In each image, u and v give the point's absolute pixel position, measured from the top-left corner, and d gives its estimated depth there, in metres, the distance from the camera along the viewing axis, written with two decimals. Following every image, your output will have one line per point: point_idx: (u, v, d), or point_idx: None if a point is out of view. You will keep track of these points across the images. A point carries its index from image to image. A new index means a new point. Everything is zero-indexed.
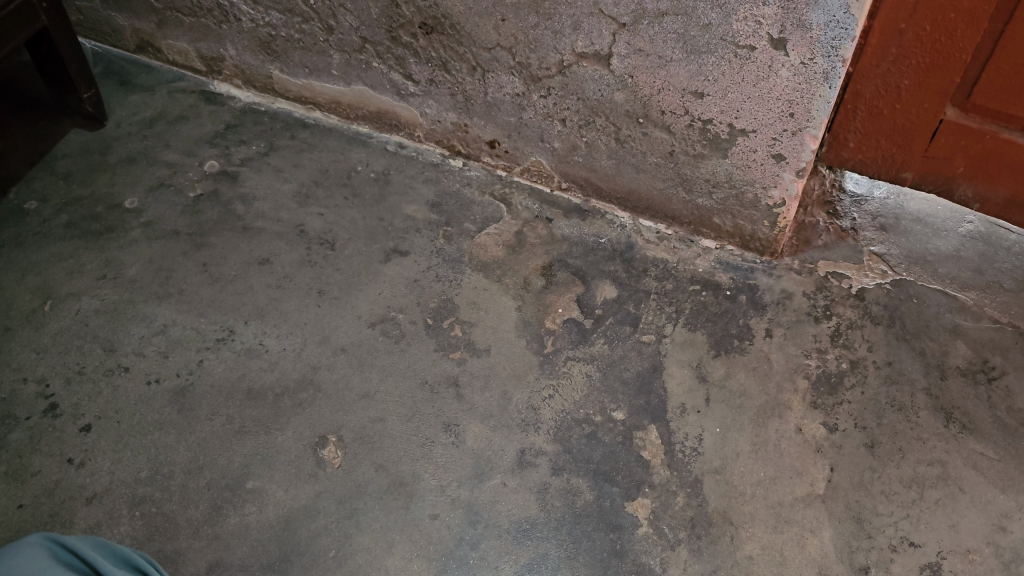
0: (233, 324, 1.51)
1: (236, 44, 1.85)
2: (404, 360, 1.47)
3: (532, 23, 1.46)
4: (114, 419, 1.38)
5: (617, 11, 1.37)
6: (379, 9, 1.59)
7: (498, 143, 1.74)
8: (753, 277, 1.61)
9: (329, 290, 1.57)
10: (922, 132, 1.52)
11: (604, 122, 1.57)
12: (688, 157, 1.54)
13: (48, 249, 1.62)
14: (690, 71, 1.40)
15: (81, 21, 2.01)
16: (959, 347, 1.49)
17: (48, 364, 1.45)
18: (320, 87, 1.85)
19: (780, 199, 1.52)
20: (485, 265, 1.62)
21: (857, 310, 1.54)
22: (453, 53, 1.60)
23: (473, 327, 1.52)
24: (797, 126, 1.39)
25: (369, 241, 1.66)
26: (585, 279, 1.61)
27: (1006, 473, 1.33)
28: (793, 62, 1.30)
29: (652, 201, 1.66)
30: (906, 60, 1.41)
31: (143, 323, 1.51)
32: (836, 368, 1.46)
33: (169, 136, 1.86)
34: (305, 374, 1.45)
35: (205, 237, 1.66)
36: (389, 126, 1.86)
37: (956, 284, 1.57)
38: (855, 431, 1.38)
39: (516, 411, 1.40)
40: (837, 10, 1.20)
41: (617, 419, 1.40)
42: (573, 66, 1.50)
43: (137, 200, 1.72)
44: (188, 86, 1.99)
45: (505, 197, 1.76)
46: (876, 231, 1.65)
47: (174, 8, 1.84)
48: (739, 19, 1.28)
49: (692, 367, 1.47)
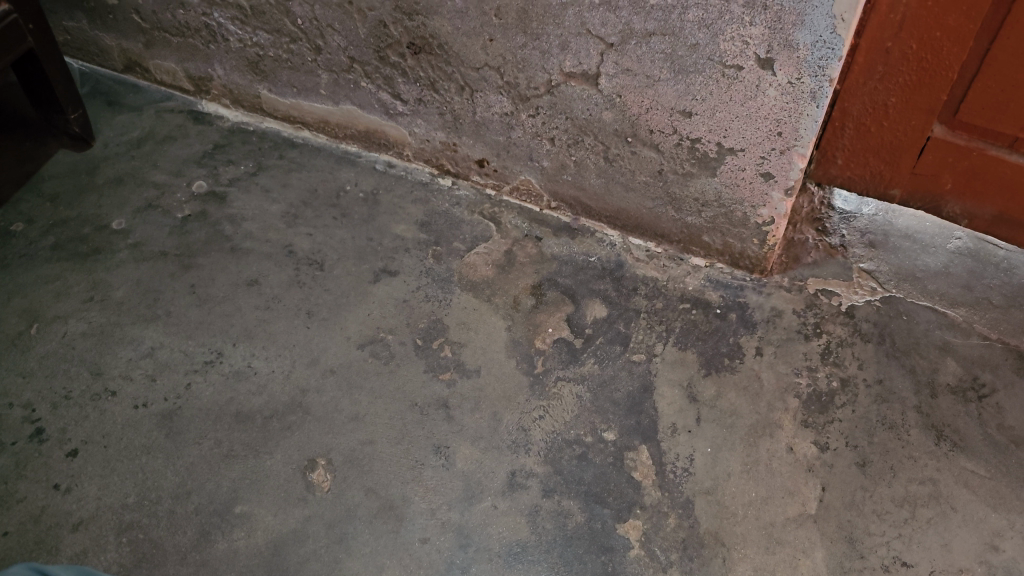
0: (221, 347, 1.50)
1: (224, 64, 1.85)
2: (394, 382, 1.46)
3: (520, 43, 1.46)
4: (101, 444, 1.37)
5: (604, 31, 1.37)
6: (367, 29, 1.59)
7: (487, 161, 1.74)
8: (742, 295, 1.61)
9: (318, 311, 1.56)
10: (909, 149, 1.52)
11: (593, 141, 1.57)
12: (677, 175, 1.54)
13: (34, 271, 1.61)
14: (678, 90, 1.40)
15: (69, 41, 2.01)
16: (949, 364, 1.49)
17: (34, 389, 1.43)
18: (308, 106, 1.85)
19: (769, 217, 1.52)
20: (475, 284, 1.62)
21: (847, 327, 1.54)
22: (441, 73, 1.60)
23: (463, 348, 1.51)
24: (785, 144, 1.39)
25: (358, 261, 1.65)
26: (575, 298, 1.60)
27: (997, 491, 1.33)
28: (780, 82, 1.30)
29: (641, 219, 1.66)
30: (892, 78, 1.42)
31: (130, 345, 1.50)
32: (826, 386, 1.46)
33: (157, 156, 1.85)
34: (294, 397, 1.43)
35: (192, 258, 1.65)
36: (378, 146, 1.86)
37: (946, 301, 1.57)
38: (847, 450, 1.38)
39: (507, 432, 1.40)
40: (823, 30, 1.21)
41: (608, 440, 1.39)
42: (561, 85, 1.50)
43: (124, 221, 1.71)
44: (176, 106, 1.98)
45: (494, 216, 1.75)
46: (866, 248, 1.65)
47: (161, 28, 1.84)
48: (726, 39, 1.28)
49: (682, 387, 1.46)
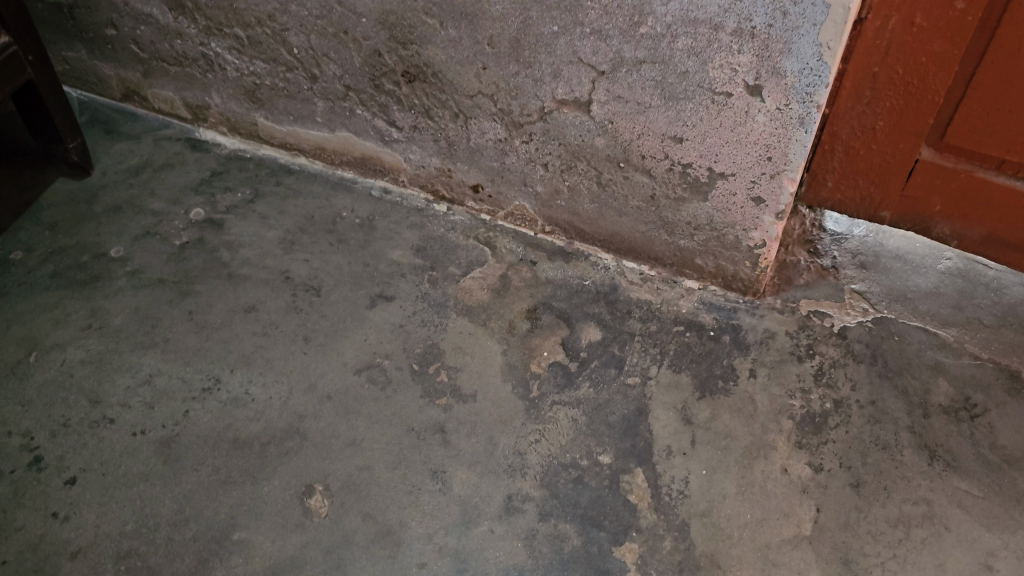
0: (219, 373, 1.51)
1: (221, 92, 1.87)
2: (390, 407, 1.47)
3: (513, 71, 1.48)
4: (99, 472, 1.37)
5: (595, 59, 1.39)
6: (362, 58, 1.62)
7: (481, 187, 1.76)
8: (735, 317, 1.62)
9: (315, 337, 1.57)
10: (898, 172, 1.54)
11: (586, 166, 1.59)
12: (669, 200, 1.56)
13: (33, 299, 1.62)
14: (669, 117, 1.42)
15: (68, 70, 2.03)
16: (941, 384, 1.50)
17: (32, 417, 1.44)
18: (304, 133, 1.87)
19: (760, 240, 1.54)
20: (470, 309, 1.63)
21: (839, 348, 1.55)
22: (435, 101, 1.62)
23: (459, 372, 1.52)
24: (775, 169, 1.41)
25: (354, 287, 1.67)
26: (570, 321, 1.62)
27: (990, 510, 1.34)
28: (769, 108, 1.32)
29: (635, 243, 1.68)
30: (880, 102, 1.44)
31: (129, 372, 1.51)
32: (820, 408, 1.47)
33: (155, 184, 1.87)
34: (292, 423, 1.44)
35: (190, 285, 1.66)
36: (373, 172, 1.88)
37: (937, 321, 1.59)
38: (840, 470, 1.39)
39: (503, 456, 1.41)
40: (810, 58, 1.23)
41: (603, 463, 1.40)
42: (554, 112, 1.52)
43: (123, 249, 1.73)
44: (174, 133, 2.00)
45: (489, 241, 1.77)
46: (857, 270, 1.67)
47: (159, 58, 1.86)
48: (715, 67, 1.31)
49: (677, 409, 1.47)
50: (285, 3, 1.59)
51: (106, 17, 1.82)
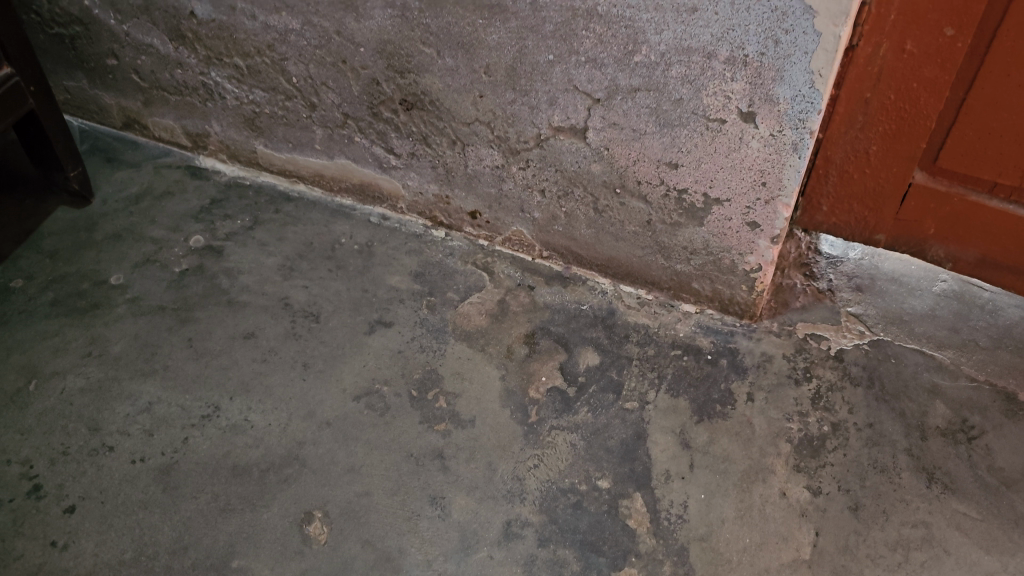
0: (218, 401, 1.52)
1: (221, 121, 1.89)
2: (389, 433, 1.47)
3: (509, 99, 1.50)
4: (98, 500, 1.37)
5: (590, 87, 1.41)
6: (360, 87, 1.64)
7: (479, 213, 1.77)
8: (733, 341, 1.63)
9: (314, 363, 1.58)
10: (891, 196, 1.55)
11: (582, 192, 1.60)
12: (665, 225, 1.57)
13: (33, 327, 1.63)
14: (664, 143, 1.44)
15: (69, 100, 2.05)
16: (938, 407, 1.51)
17: (31, 445, 1.44)
18: (303, 161, 1.88)
19: (756, 264, 1.55)
20: (468, 334, 1.64)
21: (836, 371, 1.56)
22: (433, 128, 1.64)
23: (457, 398, 1.53)
24: (769, 194, 1.42)
25: (353, 313, 1.68)
26: (568, 346, 1.62)
27: (989, 533, 1.34)
28: (763, 134, 1.34)
29: (632, 267, 1.69)
30: (872, 127, 1.45)
31: (128, 400, 1.51)
32: (817, 431, 1.48)
33: (155, 212, 1.88)
34: (291, 450, 1.45)
35: (190, 312, 1.67)
36: (372, 199, 1.89)
37: (933, 343, 1.60)
38: (839, 494, 1.39)
39: (502, 481, 1.41)
40: (802, 85, 1.25)
41: (602, 488, 1.40)
42: (550, 139, 1.53)
43: (123, 276, 1.74)
44: (174, 161, 2.02)
45: (487, 266, 1.78)
46: (853, 292, 1.68)
47: (160, 87, 1.89)
48: (709, 94, 1.33)
49: (675, 434, 1.48)
50: (284, 33, 1.62)
51: (108, 48, 1.84)
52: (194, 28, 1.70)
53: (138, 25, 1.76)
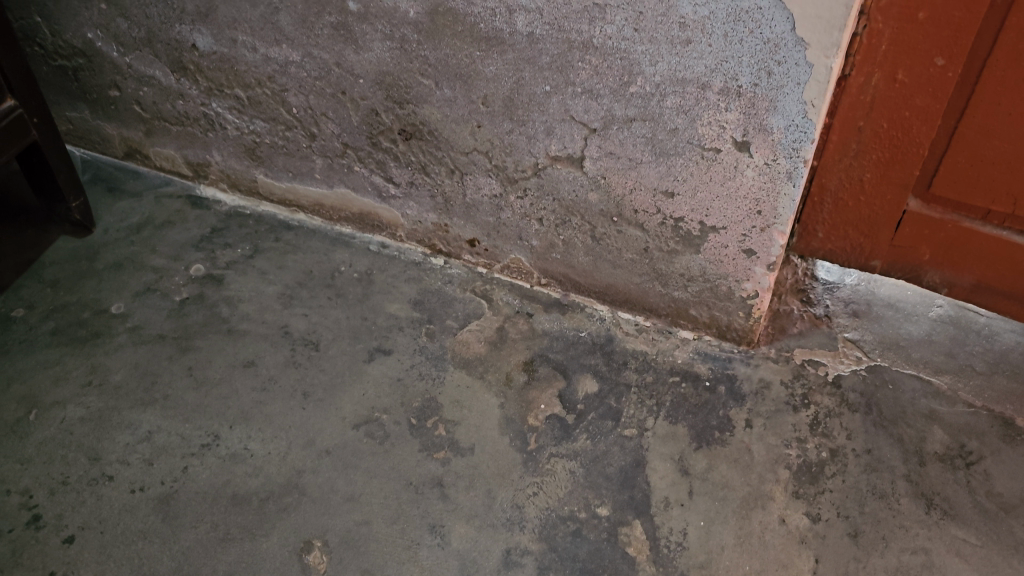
0: (218, 429, 1.52)
1: (222, 150, 1.91)
2: (388, 461, 1.47)
3: (507, 128, 1.52)
4: (97, 530, 1.37)
5: (587, 117, 1.43)
6: (359, 117, 1.66)
7: (478, 241, 1.79)
8: (730, 367, 1.63)
9: (314, 392, 1.58)
10: (886, 223, 1.56)
11: (580, 221, 1.61)
12: (662, 253, 1.58)
13: (34, 356, 1.63)
14: (660, 172, 1.45)
15: (71, 130, 2.07)
16: (936, 432, 1.51)
17: (31, 475, 1.45)
18: (303, 190, 1.90)
19: (753, 291, 1.56)
20: (467, 361, 1.65)
21: (834, 397, 1.57)
22: (431, 157, 1.66)
23: (456, 426, 1.53)
24: (765, 222, 1.43)
25: (352, 340, 1.68)
26: (567, 373, 1.63)
27: (988, 559, 1.34)
28: (757, 163, 1.36)
29: (630, 294, 1.70)
30: (866, 155, 1.47)
31: (128, 429, 1.52)
32: (816, 457, 1.48)
33: (156, 241, 1.90)
34: (291, 479, 1.45)
35: (190, 340, 1.68)
36: (371, 227, 1.91)
37: (930, 368, 1.60)
38: (838, 520, 1.39)
39: (501, 509, 1.41)
40: (795, 115, 1.27)
41: (602, 515, 1.40)
42: (548, 168, 1.55)
43: (123, 305, 1.75)
44: (175, 191, 2.03)
45: (485, 293, 1.79)
46: (850, 318, 1.69)
47: (161, 118, 1.91)
48: (704, 124, 1.34)
49: (674, 460, 1.48)
50: (284, 64, 1.64)
51: (110, 79, 1.87)
52: (196, 60, 1.73)
53: (140, 57, 1.79)
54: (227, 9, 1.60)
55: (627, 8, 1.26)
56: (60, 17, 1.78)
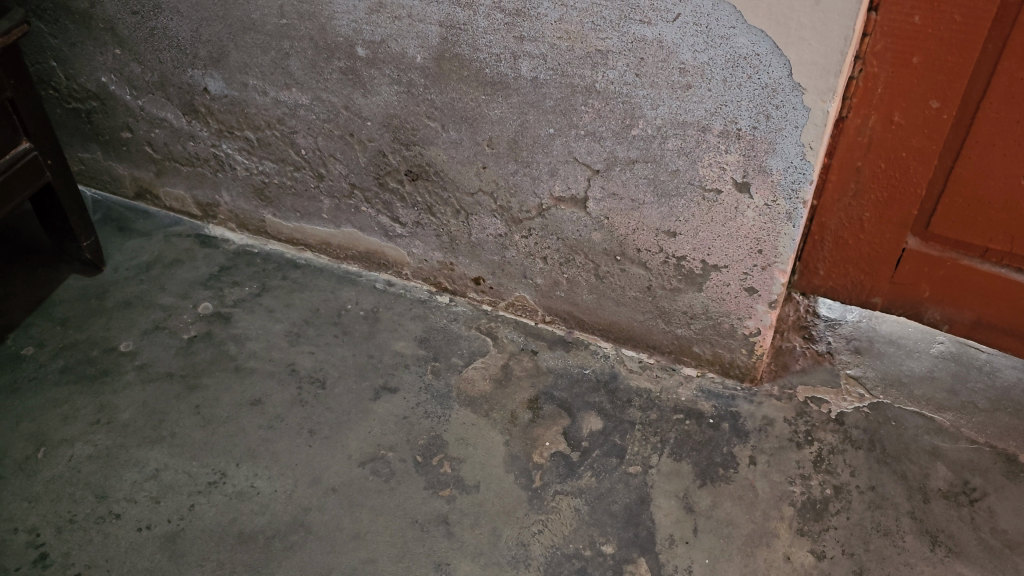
0: (225, 467, 1.53)
1: (231, 190, 1.94)
2: (394, 499, 1.48)
3: (512, 169, 1.55)
4: (104, 568, 1.38)
5: (590, 159, 1.46)
6: (367, 158, 1.69)
7: (482, 279, 1.81)
8: (734, 404, 1.64)
9: (320, 430, 1.60)
10: (886, 261, 1.58)
11: (583, 259, 1.64)
12: (665, 291, 1.60)
13: (44, 394, 1.65)
14: (662, 213, 1.48)
15: (82, 170, 2.10)
16: (939, 469, 1.52)
17: (39, 513, 1.45)
18: (310, 229, 1.93)
19: (755, 328, 1.57)
20: (473, 400, 1.66)
21: (837, 434, 1.58)
22: (438, 198, 1.69)
23: (462, 463, 1.54)
24: (766, 261, 1.45)
25: (358, 378, 1.70)
26: (571, 411, 1.64)
27: None
28: (757, 203, 1.38)
29: (633, 332, 1.72)
30: (865, 194, 1.49)
31: (135, 467, 1.53)
32: (820, 493, 1.48)
33: (165, 279, 1.92)
34: (297, 516, 1.45)
35: (198, 378, 1.69)
36: (378, 265, 1.93)
37: (933, 406, 1.61)
38: (844, 557, 1.39)
39: (506, 547, 1.41)
40: (793, 157, 1.29)
41: (607, 553, 1.41)
42: (552, 208, 1.58)
43: (132, 343, 1.76)
44: (184, 230, 2.06)
45: (491, 331, 1.81)
46: (851, 354, 1.71)
47: (172, 159, 1.94)
48: (704, 165, 1.37)
49: (679, 498, 1.49)
50: (294, 107, 1.68)
51: (123, 122, 1.91)
52: (207, 103, 1.77)
53: (153, 100, 1.83)
54: (238, 55, 1.64)
55: (629, 54, 1.30)
56: (75, 62, 1.82)
